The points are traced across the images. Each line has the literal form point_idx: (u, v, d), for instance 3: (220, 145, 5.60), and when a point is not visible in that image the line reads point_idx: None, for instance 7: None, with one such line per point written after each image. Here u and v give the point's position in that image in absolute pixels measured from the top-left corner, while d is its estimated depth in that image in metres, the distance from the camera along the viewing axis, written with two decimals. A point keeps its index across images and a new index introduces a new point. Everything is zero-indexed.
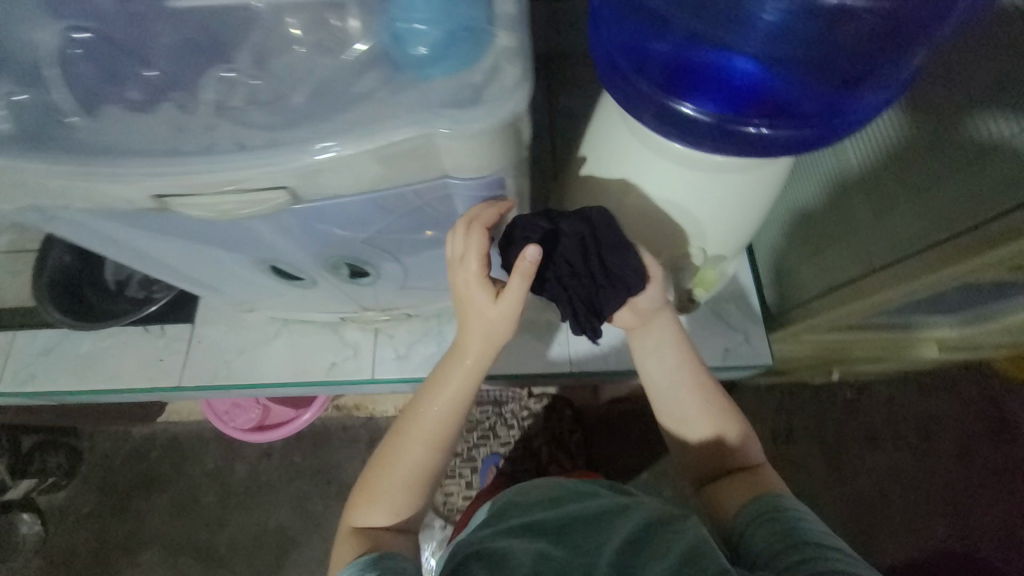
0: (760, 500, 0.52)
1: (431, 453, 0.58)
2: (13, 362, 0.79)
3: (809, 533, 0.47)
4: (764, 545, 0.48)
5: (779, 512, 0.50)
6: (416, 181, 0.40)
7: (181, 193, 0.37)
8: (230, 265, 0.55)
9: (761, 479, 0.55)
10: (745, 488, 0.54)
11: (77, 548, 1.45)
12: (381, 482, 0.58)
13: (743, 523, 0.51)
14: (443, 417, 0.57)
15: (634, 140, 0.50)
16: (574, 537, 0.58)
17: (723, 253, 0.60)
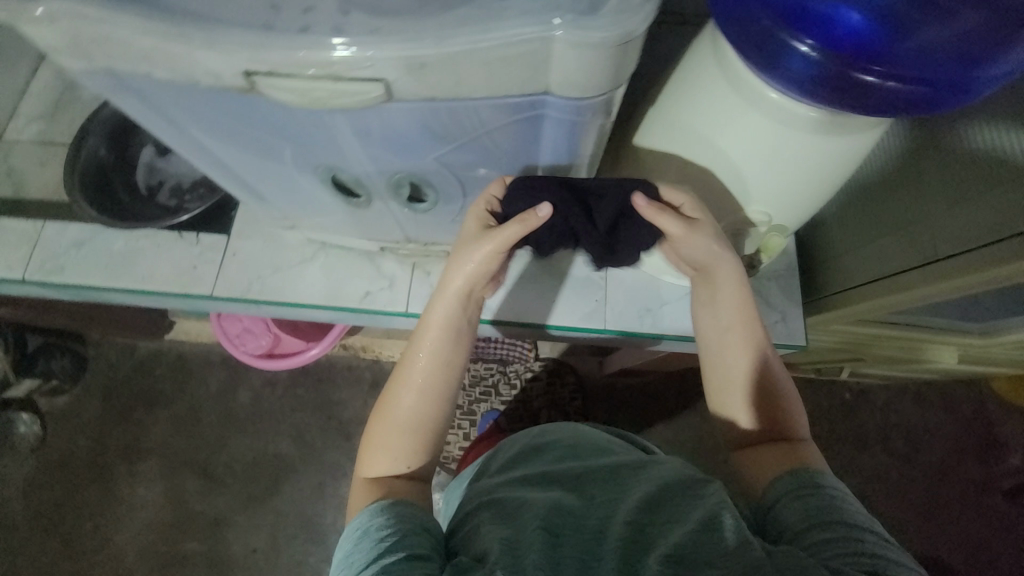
0: (796, 475, 0.53)
1: (426, 398, 0.59)
2: (41, 251, 0.77)
3: (843, 512, 0.48)
4: (794, 521, 0.49)
5: (814, 489, 0.51)
6: (514, 95, 0.38)
7: (274, 72, 0.35)
8: (289, 172, 0.53)
9: (795, 454, 0.56)
10: (781, 458, 0.56)
11: (76, 451, 1.47)
12: (384, 431, 0.59)
13: (776, 496, 0.52)
14: (429, 354, 0.58)
15: (727, 91, 0.49)
16: (592, 492, 0.56)
17: (787, 223, 0.59)
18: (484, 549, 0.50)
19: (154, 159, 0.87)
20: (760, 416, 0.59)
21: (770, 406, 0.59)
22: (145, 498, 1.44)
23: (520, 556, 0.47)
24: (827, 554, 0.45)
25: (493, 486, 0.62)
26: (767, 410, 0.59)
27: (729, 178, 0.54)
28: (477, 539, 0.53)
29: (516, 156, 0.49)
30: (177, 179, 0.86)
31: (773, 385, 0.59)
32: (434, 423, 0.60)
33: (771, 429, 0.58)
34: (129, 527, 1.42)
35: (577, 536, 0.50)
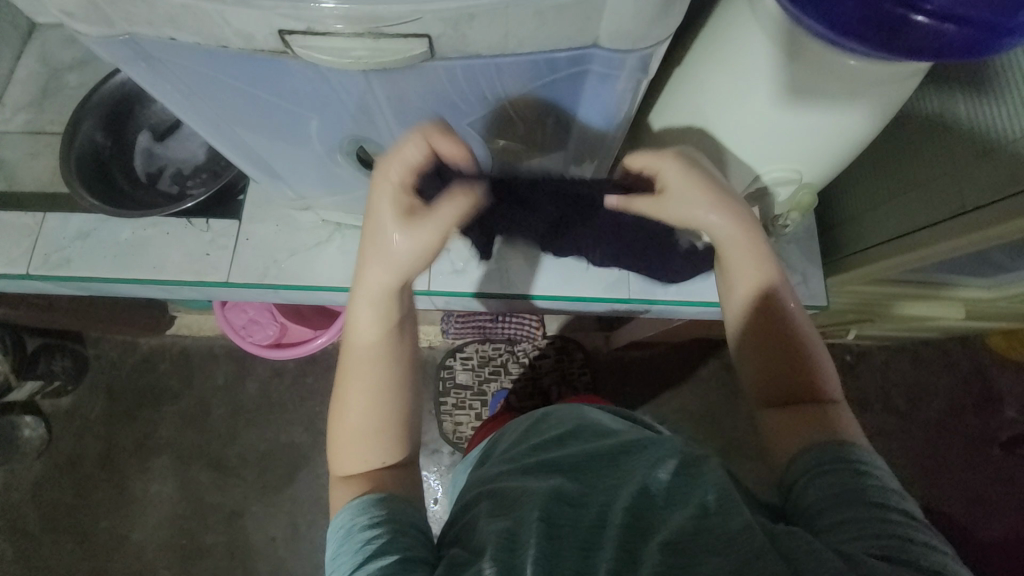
0: (819, 451, 0.50)
1: (380, 397, 0.55)
2: (44, 245, 0.75)
3: (867, 491, 0.45)
4: (819, 498, 0.46)
5: (841, 466, 0.48)
6: (562, 49, 0.37)
7: (310, 30, 0.33)
8: (311, 145, 0.51)
9: (827, 422, 0.53)
10: (804, 430, 0.53)
11: (84, 452, 1.45)
12: (344, 436, 0.55)
13: (798, 475, 0.50)
14: (369, 357, 0.54)
15: (763, 43, 0.48)
16: (591, 477, 0.53)
17: (816, 180, 0.59)
18: (482, 544, 0.48)
19: (152, 145, 0.85)
20: (777, 384, 0.56)
21: (787, 375, 0.55)
22: (159, 494, 1.43)
23: (517, 548, 0.45)
24: (845, 538, 0.42)
25: (495, 474, 0.60)
26: (780, 378, 0.56)
27: (759, 136, 0.54)
28: (475, 532, 0.51)
29: (548, 120, 0.48)
30: (178, 166, 0.86)
31: (795, 352, 0.56)
32: (401, 415, 0.56)
33: (797, 396, 0.55)
34: (146, 523, 1.41)
35: (575, 531, 0.46)
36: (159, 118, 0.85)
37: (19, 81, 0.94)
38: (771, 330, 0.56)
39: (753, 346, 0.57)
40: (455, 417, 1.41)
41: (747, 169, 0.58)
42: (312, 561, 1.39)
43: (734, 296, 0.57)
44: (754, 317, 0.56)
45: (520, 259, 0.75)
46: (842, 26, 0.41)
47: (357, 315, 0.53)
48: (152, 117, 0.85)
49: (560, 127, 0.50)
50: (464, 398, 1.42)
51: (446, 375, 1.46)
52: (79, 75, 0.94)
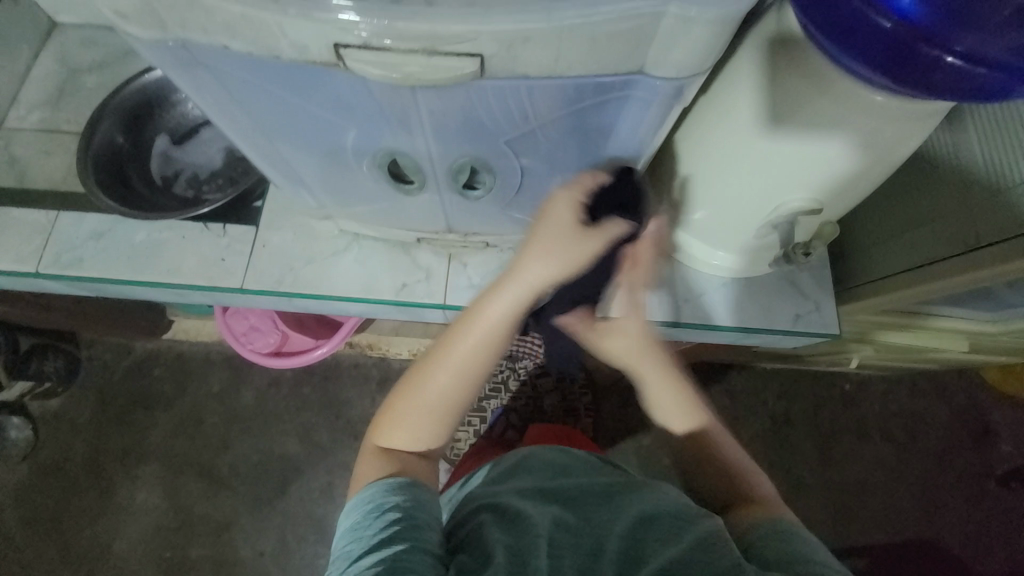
0: (758, 523, 0.51)
1: (460, 384, 0.55)
2: (56, 243, 0.74)
3: (815, 556, 0.46)
4: (773, 559, 0.47)
5: (783, 535, 0.49)
6: (610, 74, 0.38)
7: (366, 45, 0.34)
8: (343, 155, 0.52)
9: (768, 505, 0.55)
10: (742, 510, 0.55)
11: (69, 457, 1.41)
12: (412, 408, 0.56)
13: (752, 538, 0.50)
14: (481, 343, 0.52)
15: (794, 77, 0.49)
16: (587, 509, 0.52)
17: (836, 212, 0.61)
18: (488, 552, 0.47)
19: (169, 149, 0.85)
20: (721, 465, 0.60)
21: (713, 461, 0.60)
22: (146, 504, 1.39)
23: (524, 561, 0.45)
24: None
25: (488, 489, 0.57)
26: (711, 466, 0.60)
27: (780, 165, 0.55)
28: (480, 539, 0.49)
29: (580, 142, 0.49)
30: (193, 170, 0.85)
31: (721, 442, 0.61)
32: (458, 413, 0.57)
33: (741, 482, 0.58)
34: (129, 534, 1.36)
35: (575, 553, 0.46)
36: (177, 122, 0.85)
37: (36, 80, 0.94)
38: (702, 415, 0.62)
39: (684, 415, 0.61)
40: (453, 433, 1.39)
41: (767, 198, 0.59)
42: None
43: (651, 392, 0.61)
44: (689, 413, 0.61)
45: None
46: (874, 60, 0.42)
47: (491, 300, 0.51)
48: (169, 120, 0.85)
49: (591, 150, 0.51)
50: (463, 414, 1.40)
51: None
52: (96, 76, 0.94)
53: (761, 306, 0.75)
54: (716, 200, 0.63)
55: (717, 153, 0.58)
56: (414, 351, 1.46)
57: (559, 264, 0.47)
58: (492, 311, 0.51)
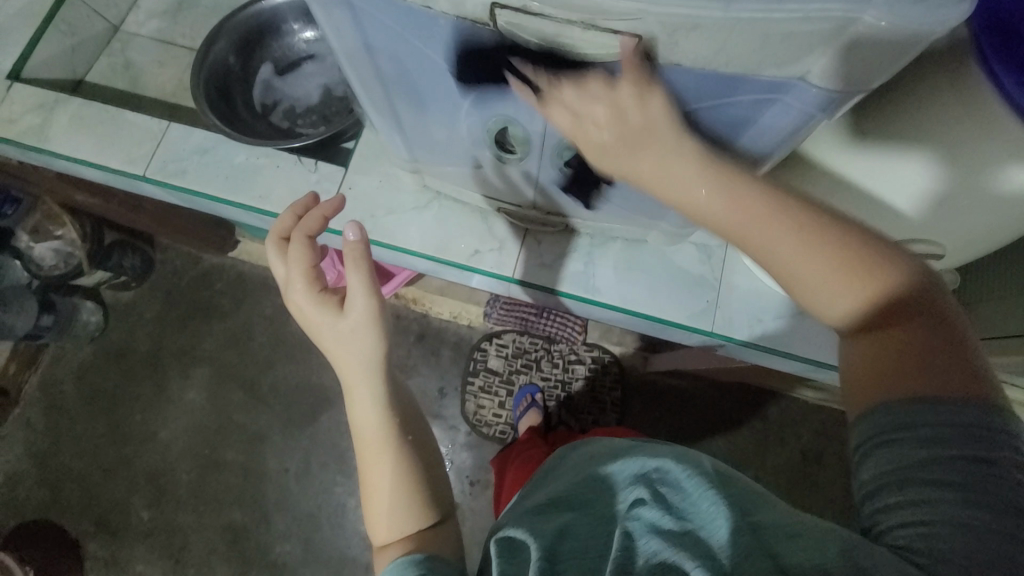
0: (912, 411, 0.37)
1: (390, 463, 0.57)
2: (163, 153, 0.78)
3: (970, 477, 0.35)
4: (883, 477, 0.37)
5: (946, 425, 0.36)
6: (768, 74, 0.35)
7: (524, 9, 0.33)
8: (454, 114, 0.52)
9: (958, 355, 0.39)
10: (921, 362, 0.39)
11: (133, 346, 1.54)
12: (378, 503, 0.56)
13: (867, 437, 0.39)
14: (376, 433, 0.57)
15: (908, 101, 0.45)
16: (592, 513, 0.48)
17: (950, 260, 0.57)
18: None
19: (272, 78, 0.88)
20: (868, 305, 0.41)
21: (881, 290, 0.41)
22: (191, 403, 1.51)
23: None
24: (889, 530, 0.36)
25: (504, 517, 0.58)
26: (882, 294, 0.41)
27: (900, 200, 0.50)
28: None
29: None
30: (291, 103, 0.88)
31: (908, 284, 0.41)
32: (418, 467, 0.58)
33: (917, 320, 0.40)
34: (173, 427, 1.49)
35: (581, 562, 0.43)
36: (284, 54, 0.88)
37: None
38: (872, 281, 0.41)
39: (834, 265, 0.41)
40: (480, 400, 1.43)
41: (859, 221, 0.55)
42: (316, 501, 1.44)
43: (745, 233, 0.42)
44: (846, 289, 0.41)
45: (604, 264, 0.73)
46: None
47: (359, 411, 0.58)
48: (276, 51, 0.88)
49: (712, 126, 0.43)
50: (493, 383, 1.44)
51: (479, 357, 1.47)
52: None
53: None
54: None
55: (813, 171, 0.54)
56: (457, 314, 1.49)
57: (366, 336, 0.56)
58: (361, 414, 0.58)
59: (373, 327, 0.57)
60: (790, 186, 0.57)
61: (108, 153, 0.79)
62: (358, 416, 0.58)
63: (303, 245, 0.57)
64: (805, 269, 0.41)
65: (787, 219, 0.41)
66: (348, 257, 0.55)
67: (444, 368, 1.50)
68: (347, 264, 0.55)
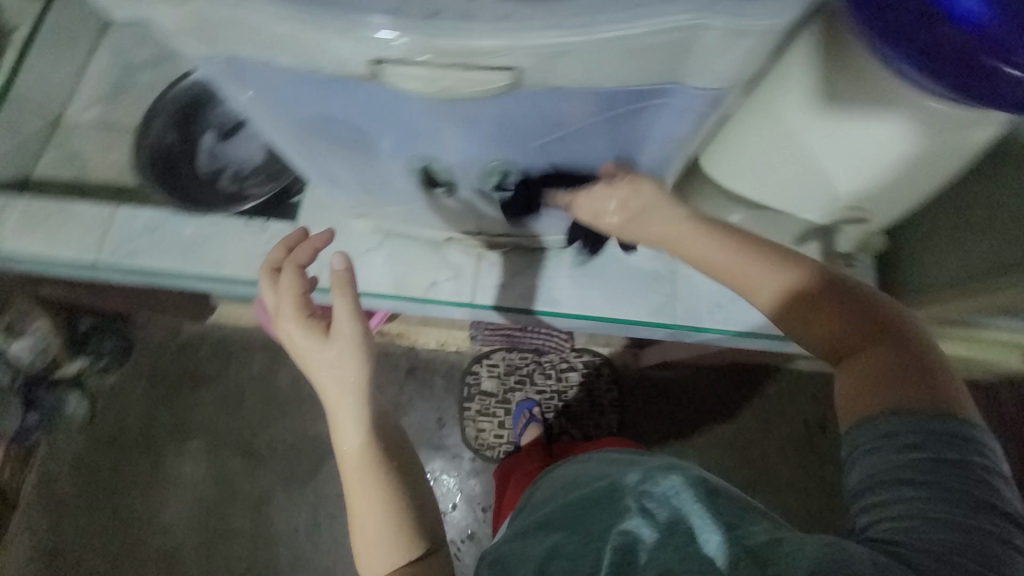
0: (895, 423, 0.38)
1: (375, 491, 0.56)
2: (113, 237, 0.79)
3: (950, 482, 0.35)
4: (868, 476, 0.38)
5: (925, 430, 0.37)
6: (646, 84, 0.37)
7: (403, 60, 0.34)
8: (379, 160, 0.53)
9: (926, 364, 0.41)
10: (904, 379, 0.40)
11: (124, 429, 1.52)
12: (365, 535, 0.56)
13: (853, 438, 0.40)
14: (358, 460, 0.57)
15: (823, 59, 0.46)
16: (584, 526, 0.48)
17: (883, 216, 0.59)
18: None
19: (214, 144, 0.85)
20: (841, 325, 0.44)
21: (843, 306, 0.44)
22: (191, 476, 1.48)
23: None
24: (874, 528, 0.36)
25: (499, 541, 0.59)
26: (843, 311, 0.44)
27: (822, 163, 0.53)
28: None
29: (609, 149, 0.49)
30: (237, 165, 0.85)
31: (865, 298, 0.45)
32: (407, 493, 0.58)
33: (888, 335, 0.43)
34: (175, 504, 1.46)
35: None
36: (223, 117, 0.86)
37: (95, 76, 1.00)
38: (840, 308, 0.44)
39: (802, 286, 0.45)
40: (479, 424, 1.43)
41: (805, 176, 0.56)
42: (331, 555, 1.42)
43: (727, 270, 0.46)
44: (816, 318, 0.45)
45: (562, 274, 0.75)
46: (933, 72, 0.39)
47: (342, 438, 0.58)
48: (215, 116, 0.86)
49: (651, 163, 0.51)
50: (489, 405, 1.43)
51: (471, 381, 1.47)
52: (149, 74, 1.00)
53: None
54: (797, 170, 0.56)
55: (747, 145, 0.57)
56: (444, 342, 1.48)
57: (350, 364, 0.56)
58: (346, 438, 0.58)
59: (357, 354, 0.56)
60: (732, 161, 0.60)
61: (60, 246, 0.79)
62: (342, 442, 0.58)
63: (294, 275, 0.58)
64: (775, 284, 0.45)
65: (739, 244, 0.46)
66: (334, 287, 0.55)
67: (439, 398, 1.49)
68: (333, 295, 0.56)
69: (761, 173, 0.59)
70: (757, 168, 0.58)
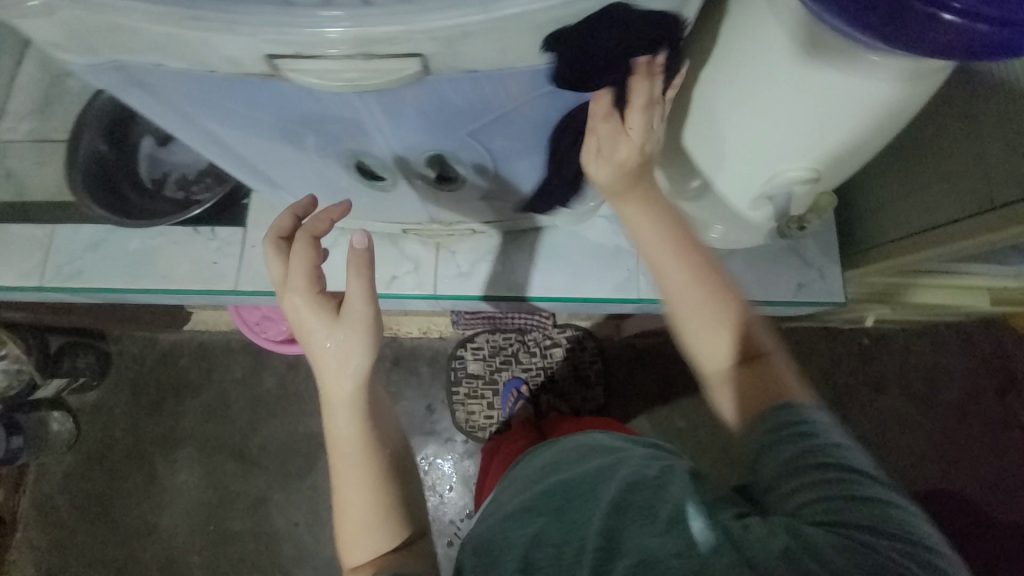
0: (793, 414, 0.41)
1: (366, 479, 0.53)
2: (55, 257, 0.76)
3: (852, 464, 0.38)
4: (782, 467, 0.39)
5: (809, 423, 0.40)
6: (568, 60, 0.35)
7: (299, 55, 0.32)
8: (310, 158, 0.51)
9: (777, 374, 0.46)
10: (761, 390, 0.45)
11: (112, 444, 1.50)
12: (350, 523, 0.52)
13: (763, 433, 0.41)
14: (351, 448, 0.53)
15: (764, 8, 0.45)
16: (554, 501, 0.48)
17: (833, 181, 0.57)
18: None
19: (156, 151, 0.84)
20: (711, 341, 0.48)
21: (713, 321, 0.48)
22: (187, 483, 1.48)
23: None
24: (804, 511, 0.36)
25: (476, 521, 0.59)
26: (713, 327, 0.48)
27: (767, 134, 0.51)
28: None
29: (545, 130, 0.47)
30: (181, 170, 0.84)
31: (741, 311, 0.48)
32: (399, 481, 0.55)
33: (747, 349, 0.47)
34: (174, 512, 1.47)
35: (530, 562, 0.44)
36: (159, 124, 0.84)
37: (19, 86, 0.94)
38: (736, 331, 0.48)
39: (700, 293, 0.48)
40: (468, 406, 1.43)
41: (749, 151, 0.54)
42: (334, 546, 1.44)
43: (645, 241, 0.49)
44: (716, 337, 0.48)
45: (523, 258, 0.73)
46: (863, 28, 0.37)
47: (337, 424, 0.53)
48: (151, 122, 0.84)
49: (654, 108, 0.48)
50: (475, 387, 1.44)
51: (457, 365, 1.46)
52: (77, 79, 0.94)
53: (759, 277, 0.75)
54: (740, 146, 0.53)
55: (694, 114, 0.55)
56: (425, 330, 1.47)
57: (357, 350, 0.51)
58: (342, 425, 0.53)
59: (368, 339, 0.51)
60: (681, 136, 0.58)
61: (1, 272, 0.76)
62: (337, 428, 0.53)
63: (306, 247, 0.51)
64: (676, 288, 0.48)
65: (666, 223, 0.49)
66: (351, 265, 0.48)
67: (426, 385, 1.49)
68: (347, 272, 0.49)
69: (706, 147, 0.56)
70: (703, 142, 0.56)
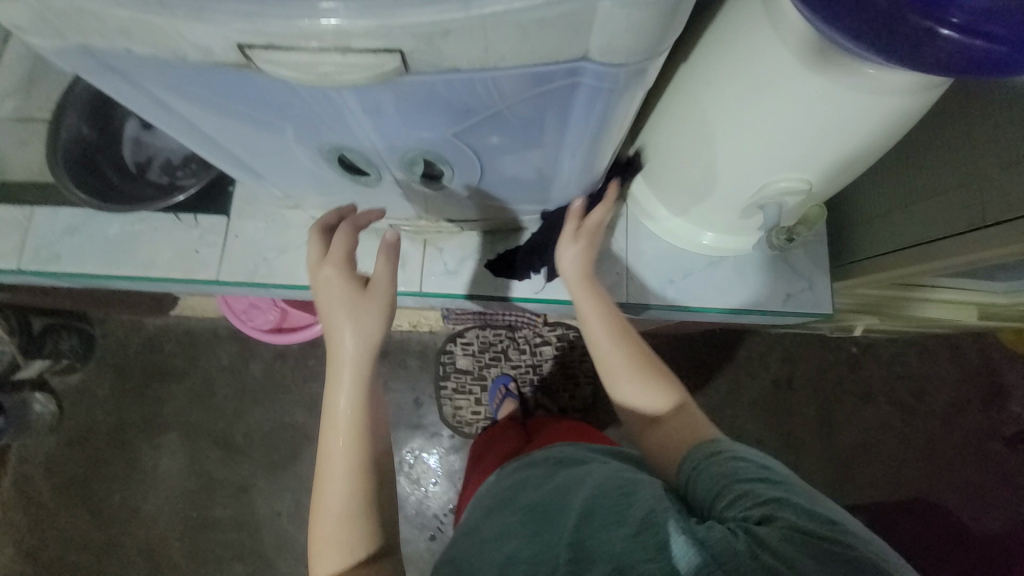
0: (707, 446, 0.45)
1: (350, 468, 0.50)
2: (33, 239, 0.74)
3: (774, 474, 0.41)
4: (710, 488, 0.42)
5: (725, 453, 0.44)
6: (552, 62, 0.34)
7: (272, 45, 0.30)
8: (291, 149, 0.49)
9: (692, 421, 0.50)
10: (679, 435, 0.49)
11: (94, 428, 1.49)
12: (329, 515, 0.49)
13: (691, 463, 0.45)
14: (340, 430, 0.51)
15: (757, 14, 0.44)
16: (527, 513, 0.47)
17: (826, 193, 0.57)
18: None
19: (140, 133, 0.80)
20: (635, 392, 0.53)
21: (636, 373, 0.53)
22: (170, 470, 1.47)
23: None
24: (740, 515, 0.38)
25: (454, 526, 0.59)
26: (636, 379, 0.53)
27: (758, 143, 0.50)
28: None
29: (533, 132, 0.46)
30: (167, 155, 0.81)
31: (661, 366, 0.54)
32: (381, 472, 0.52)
33: (667, 398, 0.52)
34: (156, 498, 1.46)
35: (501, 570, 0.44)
36: None
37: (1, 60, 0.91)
38: (666, 379, 0.53)
39: (623, 348, 0.54)
40: (455, 401, 1.43)
41: (738, 163, 0.53)
42: None
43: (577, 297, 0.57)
44: (644, 388, 0.52)
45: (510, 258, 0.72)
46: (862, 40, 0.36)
47: (335, 400, 0.51)
48: None
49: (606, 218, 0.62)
50: (463, 382, 1.43)
51: (446, 360, 1.46)
52: None
53: (750, 285, 0.74)
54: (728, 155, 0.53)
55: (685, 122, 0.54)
56: (415, 323, 1.46)
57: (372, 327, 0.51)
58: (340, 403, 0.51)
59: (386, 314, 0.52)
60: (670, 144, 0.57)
61: None
62: (334, 408, 0.51)
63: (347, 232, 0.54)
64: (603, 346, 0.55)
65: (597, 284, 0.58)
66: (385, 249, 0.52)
67: (414, 379, 1.48)
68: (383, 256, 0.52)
69: (699, 152, 0.56)
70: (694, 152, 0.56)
